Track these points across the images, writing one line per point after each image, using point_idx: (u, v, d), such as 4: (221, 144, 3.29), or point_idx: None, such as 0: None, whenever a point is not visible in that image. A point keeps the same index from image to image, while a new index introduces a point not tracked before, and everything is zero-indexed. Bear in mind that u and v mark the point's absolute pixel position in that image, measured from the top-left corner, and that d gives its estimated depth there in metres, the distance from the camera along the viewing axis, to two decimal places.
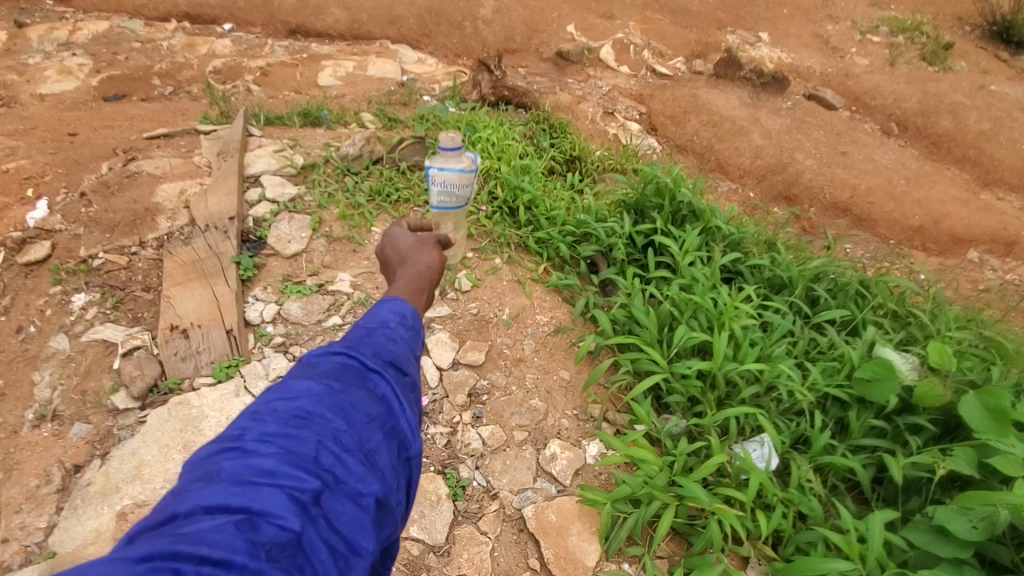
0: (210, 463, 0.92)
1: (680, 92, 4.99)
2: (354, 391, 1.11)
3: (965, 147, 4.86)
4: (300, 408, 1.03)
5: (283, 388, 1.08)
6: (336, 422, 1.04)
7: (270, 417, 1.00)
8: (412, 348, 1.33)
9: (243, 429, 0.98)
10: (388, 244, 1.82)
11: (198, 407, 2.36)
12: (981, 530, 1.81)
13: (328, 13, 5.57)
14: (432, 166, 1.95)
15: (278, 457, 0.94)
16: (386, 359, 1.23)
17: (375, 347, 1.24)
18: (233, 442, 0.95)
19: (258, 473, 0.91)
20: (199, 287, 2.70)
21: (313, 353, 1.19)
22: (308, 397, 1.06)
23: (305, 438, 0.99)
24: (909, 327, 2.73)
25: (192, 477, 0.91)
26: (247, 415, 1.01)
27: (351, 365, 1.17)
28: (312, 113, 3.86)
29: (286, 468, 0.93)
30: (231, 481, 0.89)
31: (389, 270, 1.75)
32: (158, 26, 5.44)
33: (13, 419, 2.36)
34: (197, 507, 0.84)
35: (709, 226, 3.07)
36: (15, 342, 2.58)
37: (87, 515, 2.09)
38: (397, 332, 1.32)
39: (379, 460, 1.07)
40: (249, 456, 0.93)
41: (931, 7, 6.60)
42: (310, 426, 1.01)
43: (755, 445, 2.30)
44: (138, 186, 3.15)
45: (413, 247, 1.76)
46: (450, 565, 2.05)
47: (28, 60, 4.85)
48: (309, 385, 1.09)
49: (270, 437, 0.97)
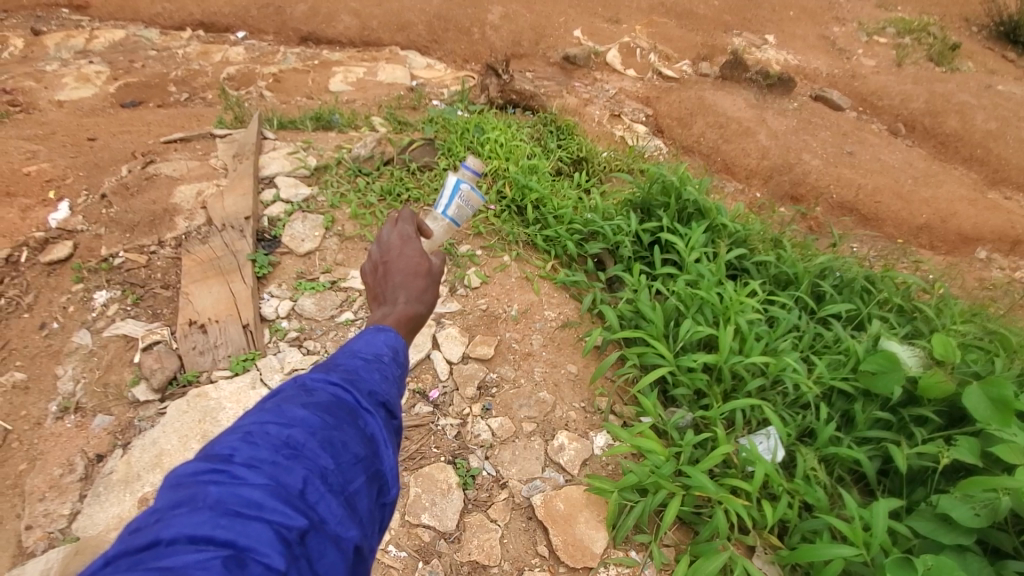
0: (197, 485, 0.92)
1: (686, 94, 5.03)
2: (346, 427, 1.14)
3: (973, 146, 4.86)
4: (292, 438, 1.04)
5: (277, 411, 1.09)
6: (324, 459, 1.05)
7: (262, 443, 1.01)
8: (400, 386, 1.37)
9: (234, 450, 0.99)
10: (396, 254, 1.84)
11: (216, 398, 2.44)
12: (984, 517, 1.84)
13: (338, 20, 5.68)
14: (462, 181, 2.15)
15: (266, 489, 0.94)
16: (378, 399, 1.26)
17: (370, 382, 1.27)
18: (223, 464, 0.95)
19: (245, 504, 0.91)
20: (216, 285, 2.77)
21: (308, 378, 1.20)
22: (301, 426, 1.07)
23: (293, 471, 1.00)
24: (915, 322, 2.76)
25: (176, 498, 0.90)
26: (238, 436, 1.02)
27: (346, 398, 1.19)
28: (324, 118, 3.95)
29: (274, 503, 0.93)
30: (218, 510, 0.88)
31: (389, 280, 1.77)
32: (173, 35, 5.58)
33: (37, 411, 2.44)
34: (181, 535, 0.84)
35: (714, 223, 3.11)
36: (38, 338, 2.66)
37: (109, 502, 2.16)
38: (389, 368, 1.36)
39: (359, 504, 1.09)
40: (238, 485, 0.93)
41: (938, 8, 6.63)
42: (300, 459, 1.02)
43: (761, 437, 2.33)
44: (156, 188, 3.24)
45: (418, 275, 1.79)
46: (461, 551, 2.10)
47: (46, 68, 4.99)
48: (303, 413, 1.10)
49: (259, 464, 0.97)
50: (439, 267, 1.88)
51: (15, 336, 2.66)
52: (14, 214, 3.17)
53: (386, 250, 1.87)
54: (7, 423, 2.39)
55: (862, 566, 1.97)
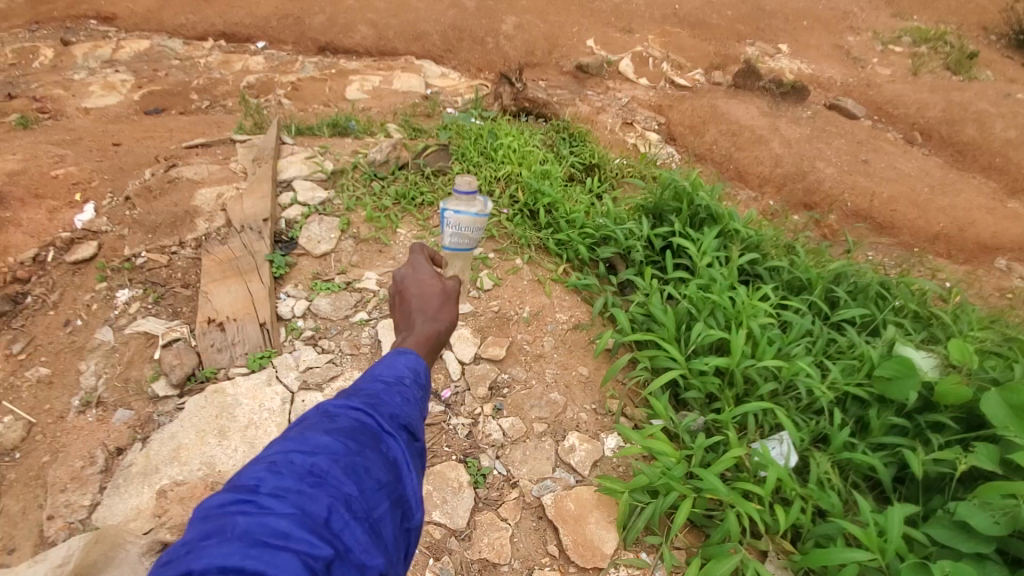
0: (225, 516, 0.95)
1: (699, 102, 5.05)
2: (369, 453, 1.16)
3: (992, 155, 4.81)
4: (316, 466, 1.07)
5: (301, 439, 1.12)
6: (348, 486, 1.08)
7: (287, 472, 1.04)
8: (421, 408, 1.40)
9: (259, 481, 1.01)
10: (411, 280, 1.89)
11: (233, 394, 2.50)
12: (1003, 525, 1.81)
13: (356, 30, 5.79)
14: (447, 209, 2.12)
15: (293, 518, 0.96)
16: (400, 422, 1.29)
17: (392, 406, 1.31)
18: (250, 495, 0.98)
19: (273, 533, 0.93)
20: (234, 284, 2.84)
21: (331, 404, 1.24)
22: (325, 453, 1.10)
23: (318, 498, 1.02)
24: (931, 328, 2.74)
25: (205, 530, 0.93)
26: (265, 466, 1.05)
27: (369, 423, 1.23)
28: (341, 125, 4.05)
29: (300, 532, 0.95)
30: (247, 540, 0.91)
31: (407, 307, 1.82)
32: (196, 45, 5.74)
33: (60, 405, 2.50)
34: (212, 566, 0.86)
35: (727, 229, 3.12)
36: (62, 334, 2.73)
37: (128, 493, 2.22)
38: (410, 391, 1.40)
39: (383, 530, 1.11)
40: (265, 515, 0.95)
41: (954, 17, 6.60)
42: (325, 486, 1.04)
43: (774, 443, 2.31)
44: (178, 191, 3.33)
45: (435, 297, 1.83)
46: (472, 548, 2.12)
47: (73, 76, 5.16)
48: (326, 440, 1.13)
49: (285, 493, 1.00)
50: (455, 286, 1.92)
51: (40, 332, 2.73)
52: (42, 215, 3.27)
53: (401, 280, 1.92)
54: (32, 416, 2.46)
55: (877, 572, 1.95)
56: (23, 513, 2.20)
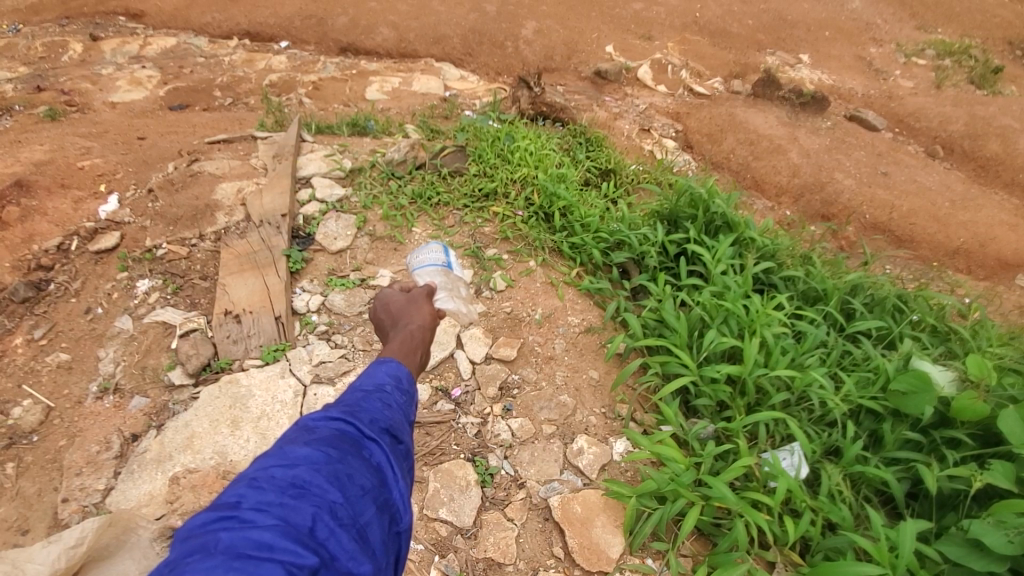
0: (207, 534, 0.96)
1: (717, 111, 5.03)
2: (351, 459, 1.19)
3: (1015, 171, 4.73)
4: (298, 477, 1.09)
5: (281, 454, 1.14)
6: (332, 494, 1.10)
7: (268, 486, 1.05)
8: (404, 412, 1.43)
9: (241, 497, 1.02)
10: (384, 304, 2.00)
11: (246, 385, 2.54)
12: (1018, 545, 1.78)
13: (377, 32, 5.85)
14: (417, 264, 2.30)
15: (276, 530, 0.98)
16: (383, 426, 1.32)
17: (371, 411, 1.33)
18: (231, 511, 0.99)
19: (256, 546, 0.94)
20: (252, 277, 2.88)
21: (311, 418, 1.26)
22: (305, 464, 1.12)
23: (301, 509, 1.04)
24: (949, 343, 2.69)
25: (187, 548, 0.94)
26: (245, 483, 1.06)
27: (349, 430, 1.25)
28: (360, 124, 4.09)
29: (284, 543, 0.97)
30: (230, 554, 0.92)
31: (388, 326, 1.91)
32: (221, 43, 5.85)
33: (78, 390, 2.55)
34: None
35: (742, 237, 3.10)
36: (83, 321, 2.78)
37: (141, 479, 2.26)
38: (392, 396, 1.43)
39: (370, 536, 1.14)
40: (247, 529, 0.96)
41: (980, 30, 6.49)
42: (307, 497, 1.06)
43: (786, 454, 2.29)
44: (199, 184, 3.38)
45: (410, 304, 1.95)
46: (477, 547, 2.12)
47: (101, 71, 5.28)
48: (306, 451, 1.15)
49: (267, 507, 1.01)
50: (423, 291, 2.04)
51: (61, 318, 2.79)
52: (67, 205, 3.35)
53: (377, 307, 2.01)
54: (50, 400, 2.51)
55: None
56: (38, 495, 2.24)
